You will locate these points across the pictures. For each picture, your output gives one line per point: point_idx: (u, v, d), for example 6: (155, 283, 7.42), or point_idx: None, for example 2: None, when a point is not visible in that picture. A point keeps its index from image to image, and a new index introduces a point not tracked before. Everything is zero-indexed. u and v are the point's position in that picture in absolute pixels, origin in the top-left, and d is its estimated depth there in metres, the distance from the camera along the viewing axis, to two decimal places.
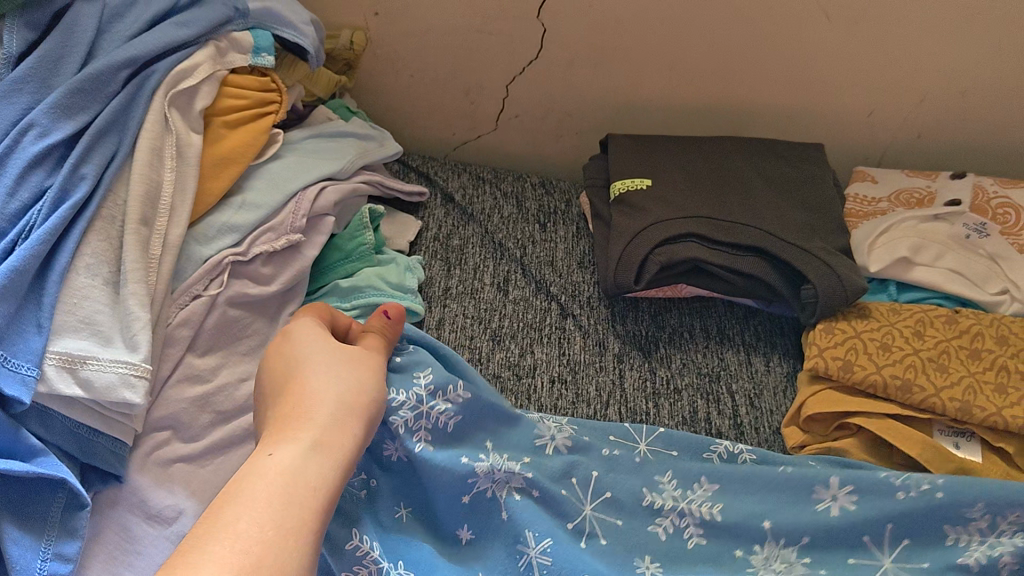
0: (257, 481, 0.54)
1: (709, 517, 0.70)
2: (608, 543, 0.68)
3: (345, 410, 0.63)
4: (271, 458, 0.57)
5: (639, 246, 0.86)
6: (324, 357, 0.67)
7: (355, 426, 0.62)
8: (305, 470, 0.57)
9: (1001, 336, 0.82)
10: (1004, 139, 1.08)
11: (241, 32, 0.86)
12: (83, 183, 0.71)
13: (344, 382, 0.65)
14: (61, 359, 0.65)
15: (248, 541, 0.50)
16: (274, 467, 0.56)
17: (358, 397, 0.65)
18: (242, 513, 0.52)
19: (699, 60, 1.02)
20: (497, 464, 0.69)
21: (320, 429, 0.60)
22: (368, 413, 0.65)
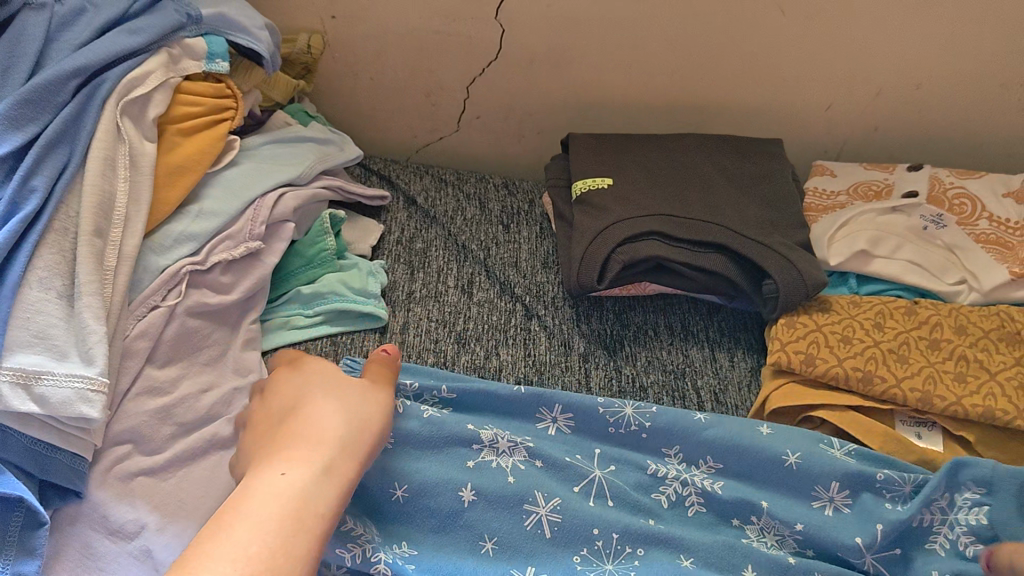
0: (270, 502, 0.57)
1: (711, 489, 0.74)
2: (613, 503, 0.72)
3: (355, 436, 0.64)
4: (288, 479, 0.59)
5: (602, 245, 0.85)
6: (333, 387, 0.69)
7: (362, 454, 0.64)
8: (314, 494, 0.58)
9: (959, 325, 0.83)
10: (958, 130, 1.09)
11: (194, 38, 0.85)
12: (34, 195, 0.69)
13: (357, 410, 0.67)
14: (15, 375, 0.64)
15: (262, 559, 0.53)
16: (288, 487, 0.58)
17: (371, 425, 0.66)
18: (254, 530, 0.54)
19: (657, 57, 1.03)
20: (499, 435, 0.74)
21: (331, 455, 0.62)
22: (376, 440, 0.66)
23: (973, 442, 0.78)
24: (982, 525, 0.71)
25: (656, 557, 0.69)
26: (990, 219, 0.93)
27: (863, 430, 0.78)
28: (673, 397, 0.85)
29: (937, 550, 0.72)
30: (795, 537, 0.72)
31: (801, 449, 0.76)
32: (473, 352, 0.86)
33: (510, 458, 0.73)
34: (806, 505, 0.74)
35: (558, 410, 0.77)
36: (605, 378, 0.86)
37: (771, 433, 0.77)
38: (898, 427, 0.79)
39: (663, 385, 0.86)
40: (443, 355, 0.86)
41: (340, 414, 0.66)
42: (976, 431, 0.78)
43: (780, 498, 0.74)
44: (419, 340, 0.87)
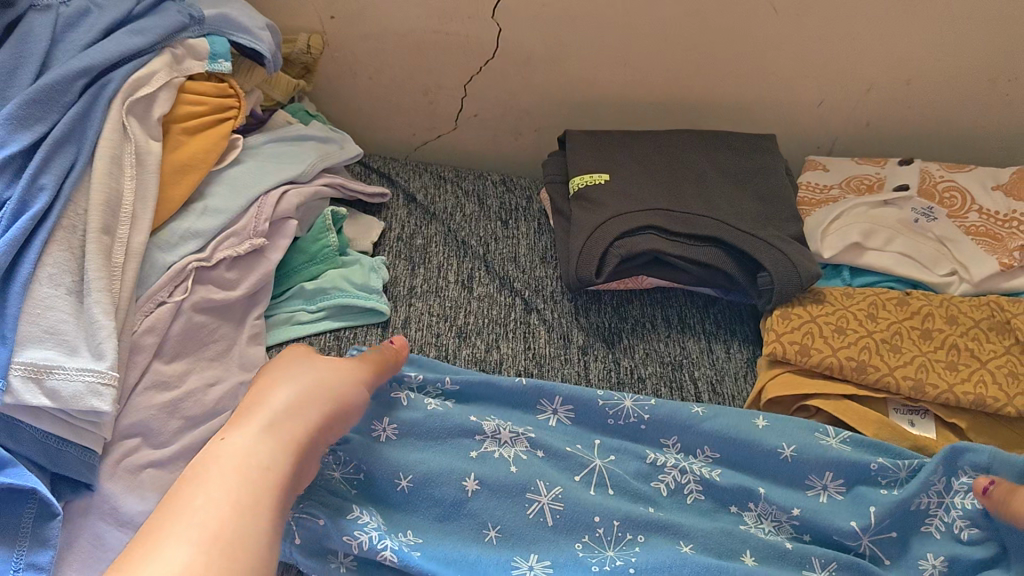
0: (211, 466, 0.59)
1: (709, 477, 0.75)
2: (614, 492, 0.74)
3: (308, 396, 0.66)
4: (231, 444, 0.61)
5: (600, 239, 0.87)
6: (295, 361, 0.71)
7: (314, 411, 0.66)
8: (258, 452, 0.61)
9: (951, 315, 0.85)
10: (948, 125, 1.11)
11: (197, 39, 0.86)
12: (42, 193, 0.71)
13: (312, 377, 0.69)
14: (27, 370, 0.65)
15: (199, 516, 0.55)
16: (233, 451, 0.61)
17: (329, 388, 0.68)
18: (200, 493, 0.57)
19: (652, 55, 1.04)
20: (500, 426, 0.76)
21: (276, 415, 0.64)
22: (334, 398, 0.68)
23: (964, 429, 0.80)
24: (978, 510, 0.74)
25: (655, 541, 0.71)
26: (980, 211, 0.95)
27: (858, 418, 0.79)
28: (671, 388, 0.87)
29: (933, 534, 0.74)
30: (792, 522, 0.73)
31: (797, 441, 0.77)
32: (474, 346, 0.88)
33: (512, 448, 0.75)
34: (803, 495, 0.76)
35: (558, 402, 0.79)
36: (604, 370, 0.88)
37: (767, 424, 0.78)
38: (892, 415, 0.81)
39: (661, 376, 0.88)
40: (444, 349, 0.87)
41: (293, 380, 0.68)
42: (967, 417, 0.80)
43: (780, 488, 0.76)
44: (421, 335, 0.88)
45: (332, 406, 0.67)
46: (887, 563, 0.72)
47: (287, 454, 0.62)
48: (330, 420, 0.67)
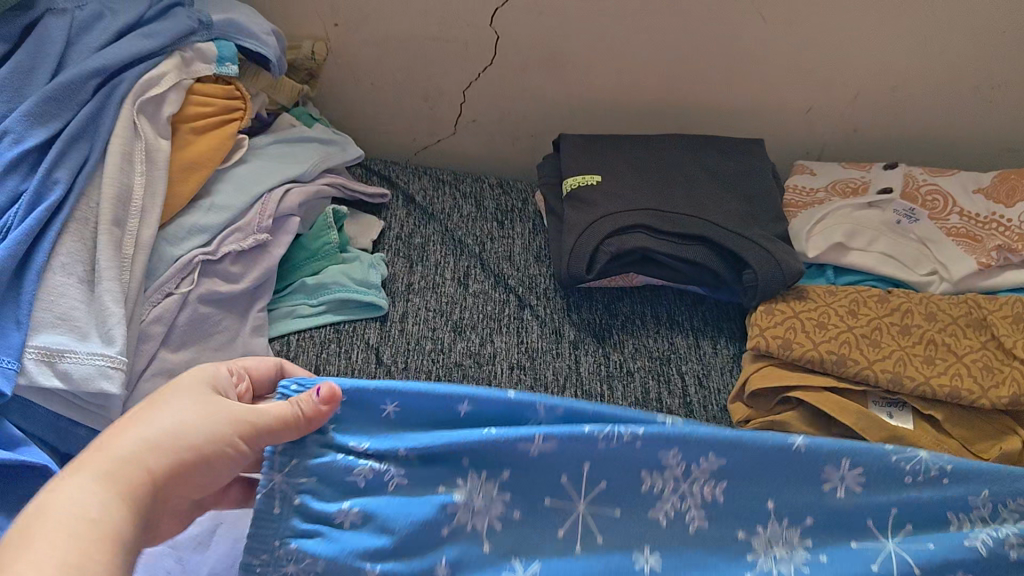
0: (103, 462, 0.50)
1: (710, 500, 0.66)
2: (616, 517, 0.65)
3: (196, 419, 0.55)
4: (89, 462, 0.50)
5: (590, 237, 0.90)
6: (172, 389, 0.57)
7: (214, 417, 0.56)
8: (142, 457, 0.52)
9: (930, 312, 0.88)
10: (932, 132, 1.14)
11: (204, 43, 0.89)
12: (57, 186, 0.75)
13: (201, 407, 0.56)
14: (40, 353, 0.69)
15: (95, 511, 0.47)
16: (150, 430, 0.53)
17: (220, 416, 0.56)
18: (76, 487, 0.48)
19: (644, 62, 1.08)
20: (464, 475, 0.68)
21: (155, 437, 0.53)
22: (229, 419, 0.56)
23: (941, 421, 0.82)
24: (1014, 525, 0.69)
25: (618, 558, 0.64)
26: (960, 213, 0.98)
27: (839, 408, 0.82)
28: (659, 381, 0.90)
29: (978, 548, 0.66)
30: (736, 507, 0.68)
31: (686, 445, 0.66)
32: (469, 339, 0.91)
33: (486, 518, 0.63)
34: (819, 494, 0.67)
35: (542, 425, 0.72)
36: (594, 363, 0.91)
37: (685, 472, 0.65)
38: (872, 407, 0.84)
39: (650, 370, 0.91)
40: (440, 341, 0.91)
41: (178, 403, 0.56)
42: (943, 410, 0.83)
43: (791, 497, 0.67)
44: (417, 329, 0.92)
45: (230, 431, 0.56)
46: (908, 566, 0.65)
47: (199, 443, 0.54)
48: (217, 464, 0.55)
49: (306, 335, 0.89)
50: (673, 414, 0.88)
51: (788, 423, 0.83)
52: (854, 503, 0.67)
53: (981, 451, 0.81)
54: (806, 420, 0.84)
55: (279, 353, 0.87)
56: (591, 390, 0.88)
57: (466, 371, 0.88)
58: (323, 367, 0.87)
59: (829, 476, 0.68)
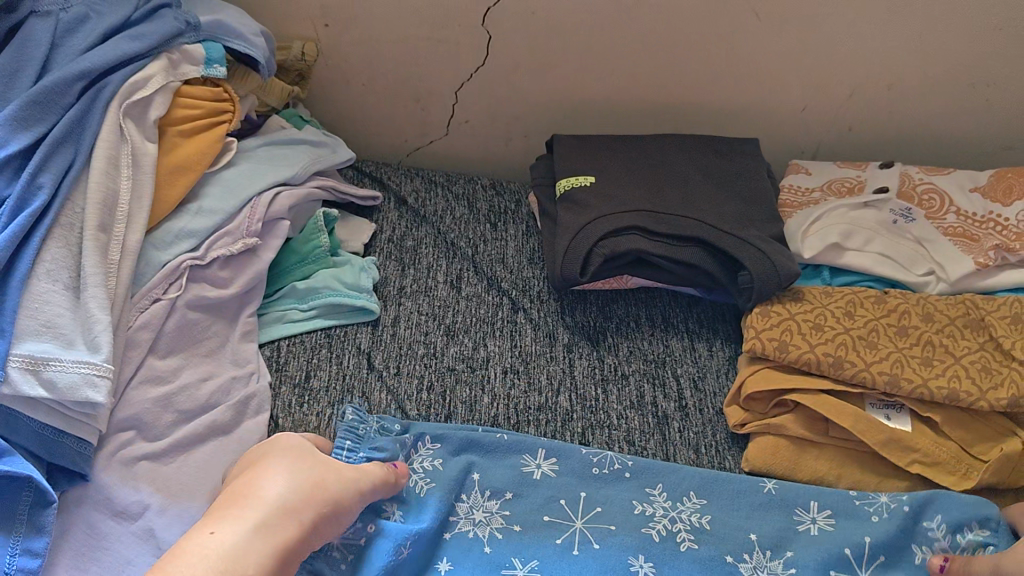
0: (241, 516, 0.62)
1: (700, 526, 0.76)
2: (601, 546, 0.73)
3: (304, 493, 0.66)
4: (228, 513, 0.63)
5: (584, 238, 0.89)
6: (284, 454, 0.69)
7: (328, 488, 0.67)
8: (244, 554, 0.60)
9: (927, 313, 0.87)
10: (927, 130, 1.14)
11: (192, 44, 0.88)
12: (41, 191, 0.73)
13: (312, 465, 0.68)
14: (24, 361, 0.67)
15: (242, 565, 0.59)
16: (271, 495, 0.64)
17: (326, 482, 0.67)
18: (223, 531, 0.61)
19: (638, 61, 1.07)
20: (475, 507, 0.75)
21: (271, 508, 0.63)
22: (334, 494, 0.67)
23: (939, 423, 0.81)
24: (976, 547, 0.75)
25: (617, 559, 0.72)
26: (958, 212, 0.97)
27: (836, 411, 0.81)
28: (654, 384, 0.89)
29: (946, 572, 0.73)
30: (703, 520, 0.76)
31: (667, 486, 0.78)
32: (461, 343, 0.90)
33: (487, 526, 0.74)
34: (795, 533, 0.76)
35: (541, 454, 0.79)
36: (588, 366, 0.90)
37: (662, 492, 0.78)
38: (868, 410, 0.83)
39: (644, 373, 0.90)
40: (433, 346, 0.90)
41: (299, 467, 0.68)
42: (942, 412, 0.82)
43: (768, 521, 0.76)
44: (410, 333, 0.91)
45: (326, 508, 0.66)
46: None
47: (307, 503, 0.65)
48: (330, 526, 0.66)
49: (297, 340, 0.88)
50: (669, 417, 0.87)
51: (785, 426, 0.82)
52: (824, 531, 0.76)
53: (980, 453, 0.80)
54: (804, 423, 0.82)
55: (269, 358, 0.86)
56: (586, 394, 0.87)
57: (459, 375, 0.87)
58: (314, 373, 0.86)
59: (801, 518, 0.77)
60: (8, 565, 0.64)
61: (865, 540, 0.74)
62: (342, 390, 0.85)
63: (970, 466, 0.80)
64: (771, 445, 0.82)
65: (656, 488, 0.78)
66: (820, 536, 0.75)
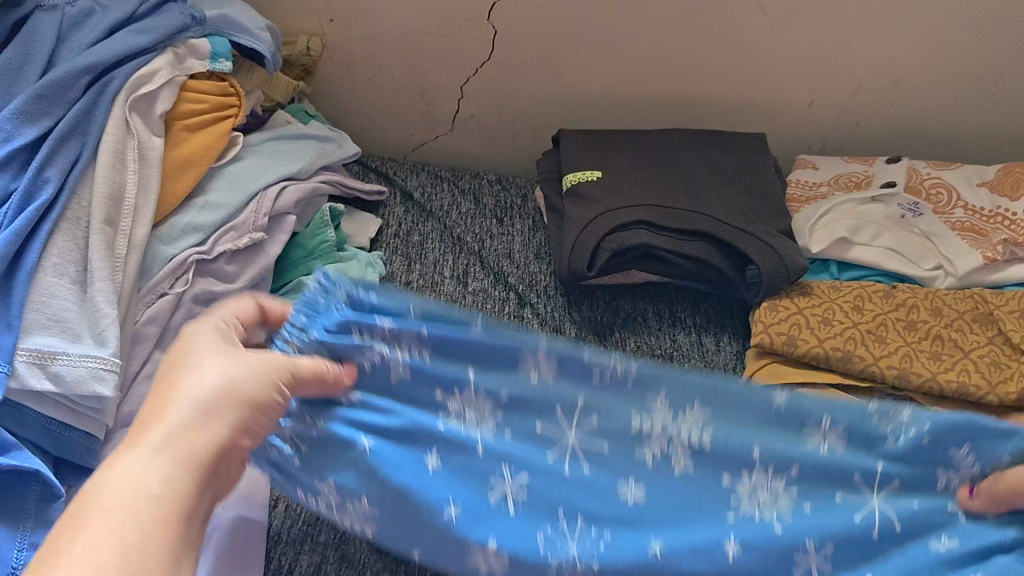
0: (161, 447, 0.49)
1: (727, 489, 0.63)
2: (590, 473, 0.62)
3: (215, 396, 0.53)
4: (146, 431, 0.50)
5: (591, 233, 0.89)
6: (196, 348, 0.56)
7: (239, 391, 0.54)
8: (150, 477, 0.48)
9: (935, 307, 0.87)
10: (934, 125, 1.13)
11: (198, 39, 0.88)
12: (48, 185, 0.73)
13: (222, 361, 0.55)
14: (32, 355, 0.67)
15: (152, 488, 0.47)
16: (190, 400, 0.52)
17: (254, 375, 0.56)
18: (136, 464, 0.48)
19: (644, 56, 1.06)
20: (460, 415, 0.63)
21: (169, 427, 0.50)
22: (251, 395, 0.55)
23: None
24: None
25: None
26: (965, 207, 0.97)
27: None
28: None
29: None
30: None
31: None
32: None
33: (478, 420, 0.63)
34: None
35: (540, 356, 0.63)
36: None
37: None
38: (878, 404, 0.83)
39: None
40: None
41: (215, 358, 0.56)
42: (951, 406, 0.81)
43: None
44: None
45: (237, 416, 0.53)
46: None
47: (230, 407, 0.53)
48: (254, 429, 0.55)
49: None
50: None
51: None
52: None
53: None
54: None
55: None
56: None
57: None
58: None
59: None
60: (16, 561, 0.63)
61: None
62: None
63: None
64: None
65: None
66: None
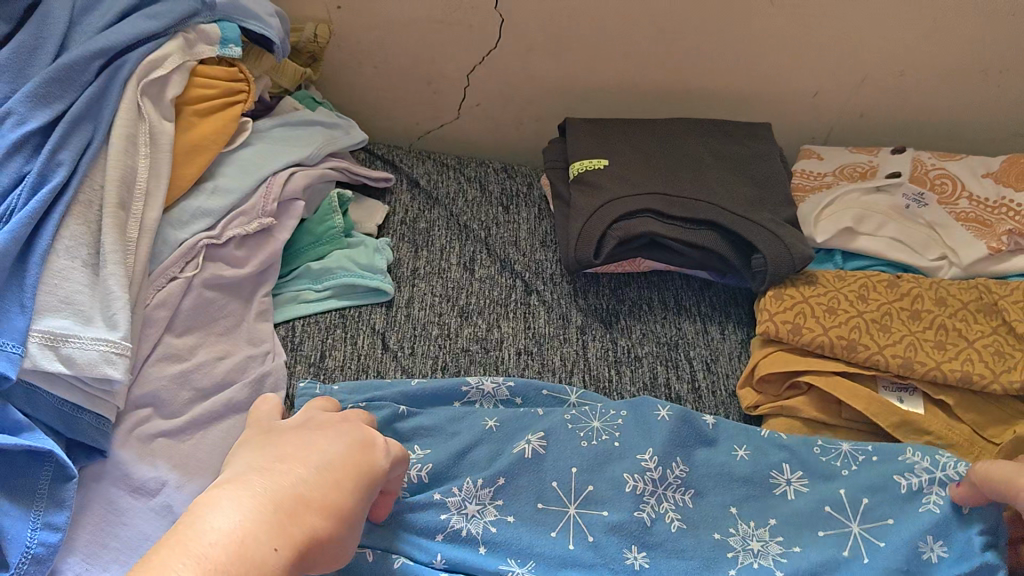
0: (264, 487, 0.54)
1: (684, 505, 0.74)
2: (577, 548, 0.70)
3: (334, 476, 0.58)
4: (247, 489, 0.54)
5: (599, 221, 0.90)
6: (328, 433, 0.62)
7: (360, 490, 0.59)
8: (260, 528, 0.51)
9: (940, 297, 0.87)
10: (938, 115, 1.14)
11: (208, 24, 0.88)
12: (60, 168, 0.74)
13: (345, 448, 0.61)
14: (44, 337, 0.68)
15: (261, 538, 0.50)
16: (311, 461, 0.58)
17: (369, 457, 0.62)
18: (231, 503, 0.52)
19: (650, 45, 1.07)
20: (467, 499, 0.72)
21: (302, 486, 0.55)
22: (360, 492, 0.59)
23: (952, 406, 0.82)
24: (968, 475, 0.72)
25: (611, 543, 0.70)
26: (970, 198, 0.97)
27: (850, 393, 0.81)
28: (667, 366, 0.90)
29: (931, 510, 0.71)
30: (682, 501, 0.74)
31: (657, 449, 0.76)
32: (475, 324, 0.91)
33: (480, 522, 0.71)
34: (771, 497, 0.75)
35: (479, 485, 0.73)
36: (601, 348, 0.90)
37: (652, 456, 0.76)
38: (881, 392, 0.84)
39: (658, 355, 0.91)
40: (447, 327, 0.90)
41: (340, 431, 0.63)
42: (955, 395, 0.82)
43: (746, 496, 0.75)
44: (424, 314, 0.91)
45: (348, 507, 0.57)
46: (882, 545, 0.71)
47: (353, 483, 0.58)
48: (359, 520, 0.58)
49: (311, 320, 0.89)
50: (682, 399, 0.87)
51: (798, 408, 0.82)
52: (798, 493, 0.75)
53: (992, 436, 0.80)
54: (815, 404, 0.83)
55: (284, 338, 0.87)
56: (599, 376, 0.88)
57: (473, 357, 0.88)
58: (328, 352, 0.86)
59: (777, 480, 0.76)
60: (29, 540, 0.64)
61: (840, 499, 0.74)
62: (357, 369, 0.85)
63: (982, 448, 0.79)
64: (784, 425, 0.83)
65: (634, 473, 0.74)
66: (797, 499, 0.75)
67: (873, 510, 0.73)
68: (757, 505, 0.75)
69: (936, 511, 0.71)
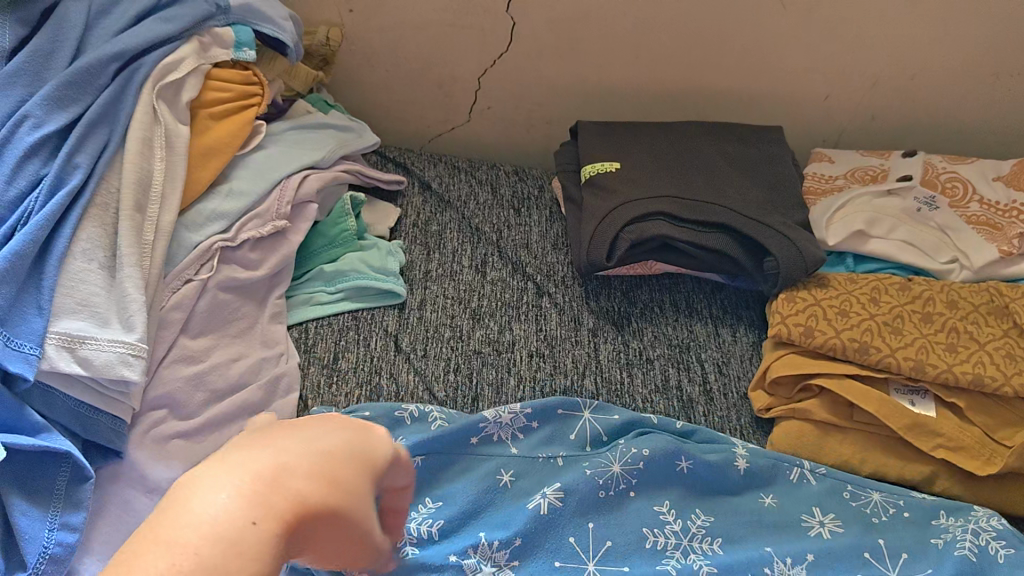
0: (243, 461, 0.43)
1: (713, 552, 0.73)
2: None
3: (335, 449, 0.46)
4: (232, 462, 0.43)
5: (610, 223, 0.90)
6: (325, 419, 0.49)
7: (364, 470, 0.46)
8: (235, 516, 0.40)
9: (951, 299, 0.88)
10: (950, 119, 1.14)
11: (223, 28, 0.88)
12: (77, 171, 0.74)
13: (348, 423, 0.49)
14: (61, 338, 0.68)
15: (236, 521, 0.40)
16: (310, 437, 0.46)
17: (367, 439, 0.48)
18: (204, 482, 0.41)
19: (662, 48, 1.07)
20: (483, 561, 0.70)
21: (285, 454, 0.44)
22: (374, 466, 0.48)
23: (963, 408, 0.82)
24: (1004, 527, 0.74)
25: None
26: (981, 202, 0.97)
27: (862, 395, 0.81)
28: (678, 369, 0.90)
29: (968, 556, 0.72)
30: (715, 545, 0.73)
31: (675, 502, 0.76)
32: (487, 326, 0.91)
33: None
34: (805, 539, 0.74)
35: (495, 546, 0.70)
36: (613, 350, 0.91)
37: (670, 509, 0.75)
38: (893, 395, 0.84)
39: (669, 358, 0.91)
40: (459, 329, 0.90)
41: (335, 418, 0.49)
42: (967, 398, 0.82)
43: (779, 539, 0.74)
44: (436, 315, 0.92)
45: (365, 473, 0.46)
46: None
47: (356, 454, 0.46)
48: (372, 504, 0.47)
49: (325, 322, 0.89)
50: (693, 401, 0.88)
51: (810, 411, 0.82)
52: (825, 538, 0.74)
53: (1003, 437, 0.80)
54: (828, 407, 0.83)
55: (297, 340, 0.87)
56: (611, 378, 0.88)
57: (485, 359, 0.88)
58: (341, 354, 0.87)
59: (809, 522, 0.76)
60: (46, 540, 0.65)
61: (879, 542, 0.74)
62: (370, 371, 0.85)
63: (994, 451, 0.79)
64: (797, 429, 0.83)
65: (667, 513, 0.75)
66: (830, 541, 0.74)
67: (910, 562, 0.73)
68: (791, 546, 0.73)
69: (971, 558, 0.72)
